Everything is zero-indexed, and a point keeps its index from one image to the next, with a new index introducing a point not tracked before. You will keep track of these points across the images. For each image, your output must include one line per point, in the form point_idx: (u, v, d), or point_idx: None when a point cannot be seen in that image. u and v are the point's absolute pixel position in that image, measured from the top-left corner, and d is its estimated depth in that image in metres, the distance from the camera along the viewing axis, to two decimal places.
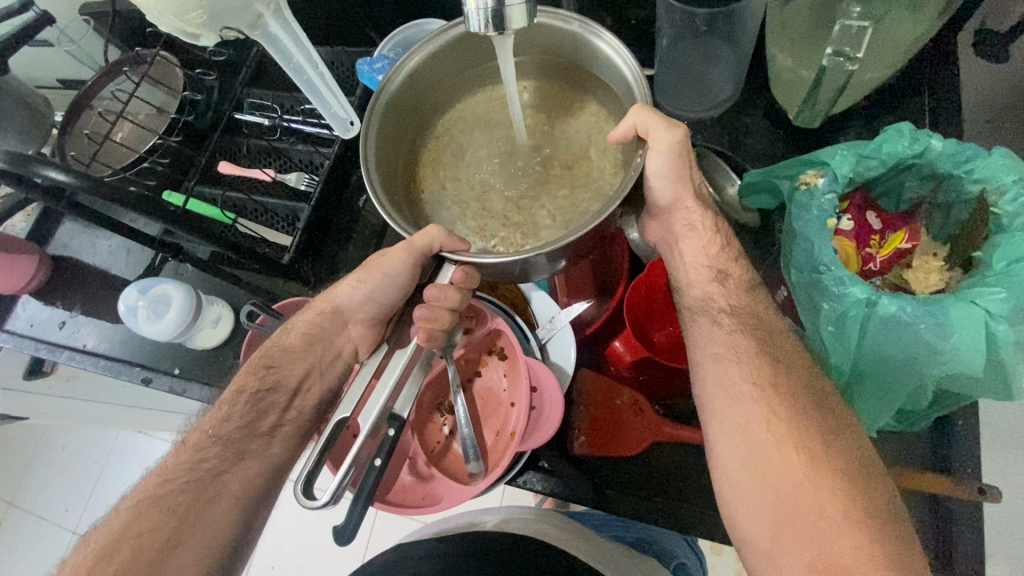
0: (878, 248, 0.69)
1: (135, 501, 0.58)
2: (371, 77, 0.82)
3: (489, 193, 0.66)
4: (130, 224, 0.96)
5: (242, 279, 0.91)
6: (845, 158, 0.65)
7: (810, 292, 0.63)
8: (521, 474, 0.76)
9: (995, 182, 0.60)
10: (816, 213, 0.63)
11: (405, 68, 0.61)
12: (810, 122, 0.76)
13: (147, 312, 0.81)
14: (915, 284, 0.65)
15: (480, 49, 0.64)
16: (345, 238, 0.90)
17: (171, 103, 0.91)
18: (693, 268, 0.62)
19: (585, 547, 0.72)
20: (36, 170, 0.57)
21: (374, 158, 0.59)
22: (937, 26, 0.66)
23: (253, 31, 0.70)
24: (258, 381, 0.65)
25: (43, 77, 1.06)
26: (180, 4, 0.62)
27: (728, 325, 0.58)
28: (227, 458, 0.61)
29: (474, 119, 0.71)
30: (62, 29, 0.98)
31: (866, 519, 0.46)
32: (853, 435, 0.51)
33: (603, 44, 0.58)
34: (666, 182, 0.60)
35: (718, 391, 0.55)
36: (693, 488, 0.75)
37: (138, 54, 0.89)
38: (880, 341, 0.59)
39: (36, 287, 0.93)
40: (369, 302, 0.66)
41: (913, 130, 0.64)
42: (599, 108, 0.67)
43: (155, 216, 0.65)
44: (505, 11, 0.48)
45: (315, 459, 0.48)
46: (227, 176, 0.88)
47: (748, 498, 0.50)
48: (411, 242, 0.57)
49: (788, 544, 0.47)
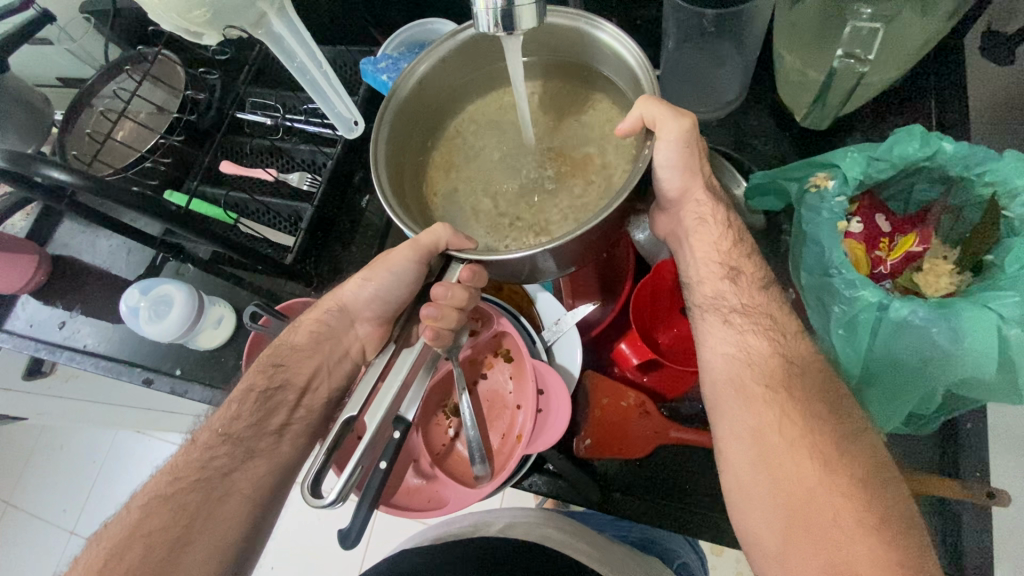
0: (888, 251, 0.69)
1: (145, 500, 0.57)
2: (373, 77, 0.82)
3: (501, 193, 0.66)
4: (131, 223, 0.96)
5: (244, 279, 0.90)
6: (856, 160, 0.65)
7: (821, 296, 0.63)
8: (526, 477, 0.77)
9: (1006, 186, 0.60)
10: (826, 215, 0.64)
11: (415, 73, 0.61)
12: (817, 122, 0.77)
13: (150, 313, 0.80)
14: (925, 287, 0.64)
15: (490, 51, 0.64)
16: (347, 240, 0.89)
17: (172, 102, 0.90)
18: (704, 264, 0.62)
19: (590, 551, 0.72)
20: (37, 169, 0.56)
21: (385, 160, 0.59)
22: (946, 28, 0.66)
23: (256, 29, 0.69)
24: (266, 379, 0.64)
25: (44, 77, 1.06)
26: (183, 2, 0.61)
27: (740, 325, 0.58)
28: (237, 456, 0.60)
29: (486, 120, 0.70)
30: (62, 27, 0.97)
31: (882, 525, 0.45)
32: (868, 440, 0.51)
33: (604, 36, 0.58)
34: (675, 172, 0.60)
35: (730, 393, 0.55)
36: (698, 491, 0.74)
37: (140, 53, 0.88)
38: (891, 345, 0.59)
39: (36, 287, 0.93)
40: (375, 300, 0.66)
41: (924, 131, 0.64)
42: (611, 103, 0.66)
43: (158, 216, 0.64)
44: (515, 11, 0.47)
45: (322, 460, 0.47)
46: (229, 175, 0.87)
47: (760, 501, 0.50)
48: (416, 240, 0.57)
49: (800, 548, 0.47)
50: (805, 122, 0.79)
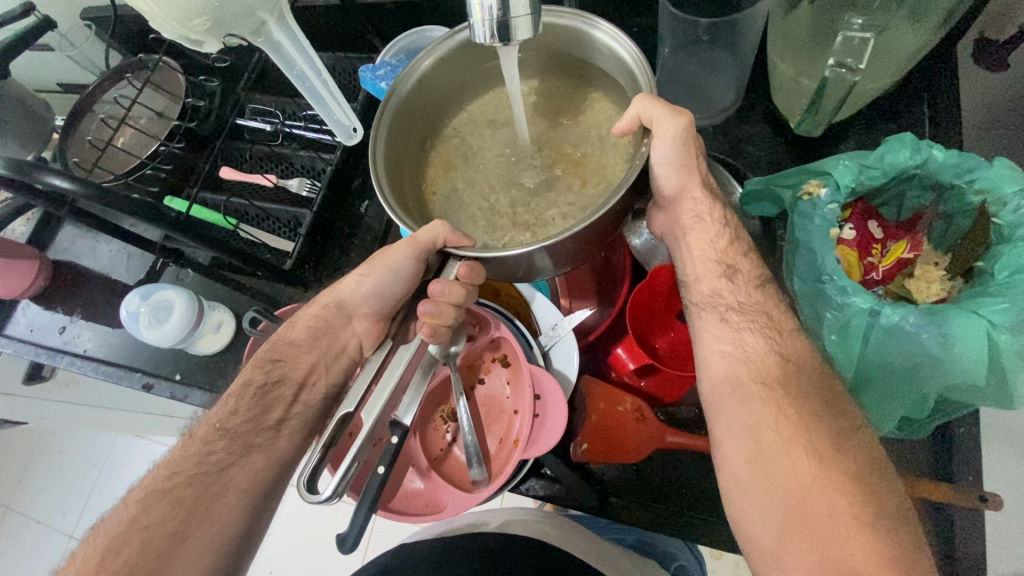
0: (880, 258, 0.71)
1: (143, 494, 0.58)
2: (373, 84, 0.83)
3: (500, 193, 0.66)
4: (130, 229, 0.96)
5: (244, 285, 0.91)
6: (848, 168, 0.66)
7: (814, 302, 0.64)
8: (523, 482, 0.77)
9: (996, 193, 0.60)
10: (818, 222, 0.65)
11: (416, 73, 0.62)
12: (811, 130, 0.78)
13: (149, 318, 0.80)
14: (918, 294, 0.65)
15: (488, 53, 0.65)
16: (346, 244, 0.90)
17: (172, 108, 0.90)
18: (701, 262, 0.63)
19: (587, 550, 0.72)
20: (38, 177, 0.57)
21: (384, 159, 0.59)
22: (937, 36, 0.66)
23: (256, 37, 0.70)
24: (264, 374, 0.65)
25: (44, 82, 1.06)
26: (184, 11, 0.61)
27: (736, 323, 0.59)
28: (234, 451, 0.61)
29: (485, 121, 0.71)
30: (63, 34, 0.98)
31: (877, 524, 0.46)
32: (864, 439, 0.52)
33: (601, 34, 0.59)
34: (672, 170, 0.61)
35: (726, 391, 0.56)
36: (695, 494, 0.75)
37: (140, 60, 0.89)
38: (882, 350, 0.60)
39: (37, 292, 0.94)
40: (373, 296, 0.67)
41: (915, 139, 0.65)
42: (610, 103, 0.67)
43: (159, 224, 0.65)
44: (510, 23, 0.48)
45: (318, 458, 0.48)
46: (229, 181, 0.88)
47: (755, 497, 0.50)
48: (415, 237, 0.57)
49: (795, 545, 0.47)
50: (799, 129, 0.79)
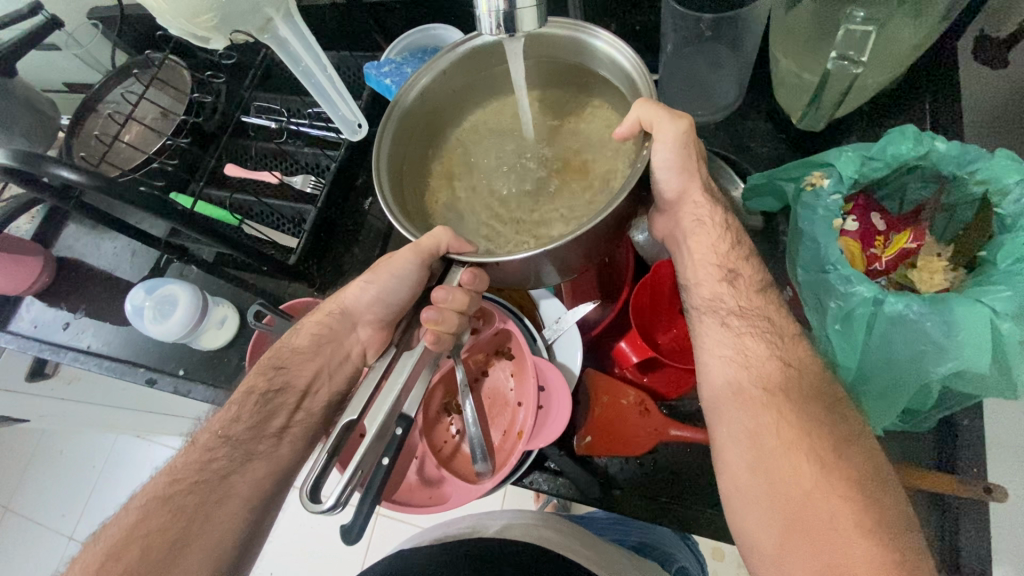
0: (883, 248, 0.70)
1: (144, 501, 0.58)
2: (377, 81, 0.84)
3: (502, 197, 0.67)
4: (137, 225, 0.97)
5: (247, 281, 0.91)
6: (852, 159, 0.66)
7: (817, 293, 0.64)
8: (528, 475, 0.77)
9: (997, 183, 0.61)
10: (822, 213, 0.65)
11: (421, 83, 0.63)
12: (813, 125, 0.79)
13: (154, 312, 0.81)
14: (921, 283, 0.66)
15: (491, 61, 0.66)
16: (350, 241, 0.91)
17: (178, 105, 0.91)
18: (702, 266, 0.63)
19: (587, 554, 0.72)
20: (47, 169, 0.58)
21: (388, 172, 0.60)
22: (937, 33, 0.67)
23: (263, 35, 0.71)
24: (267, 382, 0.65)
25: (50, 81, 1.08)
26: (192, 7, 0.62)
27: (737, 328, 0.59)
28: (235, 459, 0.61)
29: (487, 129, 0.72)
30: (69, 33, 0.99)
31: (879, 531, 0.46)
32: (865, 444, 0.52)
33: (600, 42, 0.60)
34: (672, 173, 0.61)
35: (728, 397, 0.56)
36: (699, 488, 0.74)
37: (147, 57, 0.90)
38: (885, 339, 0.60)
39: (42, 288, 0.94)
40: (376, 303, 0.67)
41: (918, 131, 0.65)
42: (611, 108, 0.68)
43: (164, 216, 0.65)
44: (517, 14, 0.48)
45: (322, 466, 0.47)
46: (233, 178, 0.89)
47: (756, 504, 0.50)
48: (418, 244, 0.57)
49: (796, 551, 0.47)
50: (800, 125, 0.80)
